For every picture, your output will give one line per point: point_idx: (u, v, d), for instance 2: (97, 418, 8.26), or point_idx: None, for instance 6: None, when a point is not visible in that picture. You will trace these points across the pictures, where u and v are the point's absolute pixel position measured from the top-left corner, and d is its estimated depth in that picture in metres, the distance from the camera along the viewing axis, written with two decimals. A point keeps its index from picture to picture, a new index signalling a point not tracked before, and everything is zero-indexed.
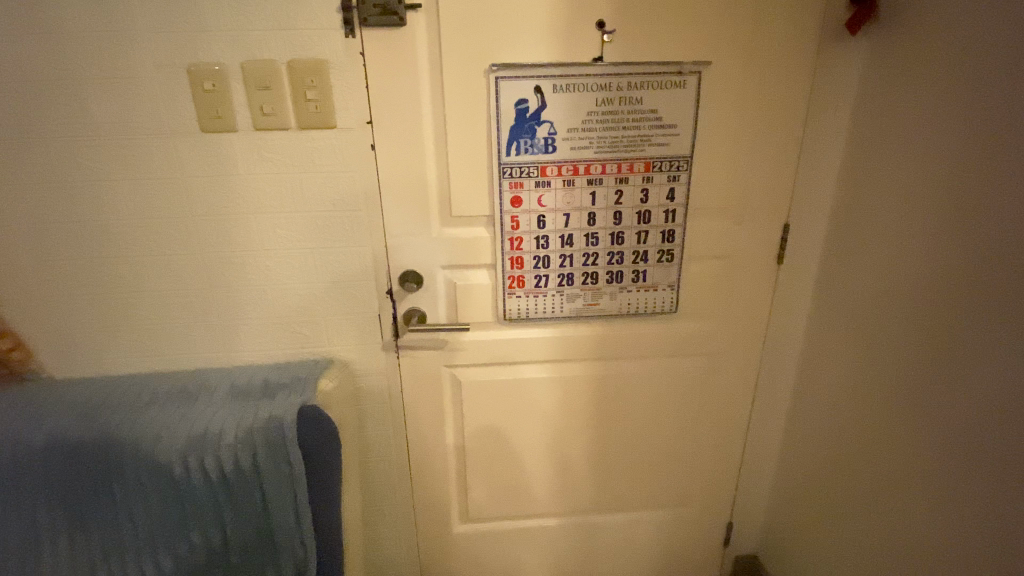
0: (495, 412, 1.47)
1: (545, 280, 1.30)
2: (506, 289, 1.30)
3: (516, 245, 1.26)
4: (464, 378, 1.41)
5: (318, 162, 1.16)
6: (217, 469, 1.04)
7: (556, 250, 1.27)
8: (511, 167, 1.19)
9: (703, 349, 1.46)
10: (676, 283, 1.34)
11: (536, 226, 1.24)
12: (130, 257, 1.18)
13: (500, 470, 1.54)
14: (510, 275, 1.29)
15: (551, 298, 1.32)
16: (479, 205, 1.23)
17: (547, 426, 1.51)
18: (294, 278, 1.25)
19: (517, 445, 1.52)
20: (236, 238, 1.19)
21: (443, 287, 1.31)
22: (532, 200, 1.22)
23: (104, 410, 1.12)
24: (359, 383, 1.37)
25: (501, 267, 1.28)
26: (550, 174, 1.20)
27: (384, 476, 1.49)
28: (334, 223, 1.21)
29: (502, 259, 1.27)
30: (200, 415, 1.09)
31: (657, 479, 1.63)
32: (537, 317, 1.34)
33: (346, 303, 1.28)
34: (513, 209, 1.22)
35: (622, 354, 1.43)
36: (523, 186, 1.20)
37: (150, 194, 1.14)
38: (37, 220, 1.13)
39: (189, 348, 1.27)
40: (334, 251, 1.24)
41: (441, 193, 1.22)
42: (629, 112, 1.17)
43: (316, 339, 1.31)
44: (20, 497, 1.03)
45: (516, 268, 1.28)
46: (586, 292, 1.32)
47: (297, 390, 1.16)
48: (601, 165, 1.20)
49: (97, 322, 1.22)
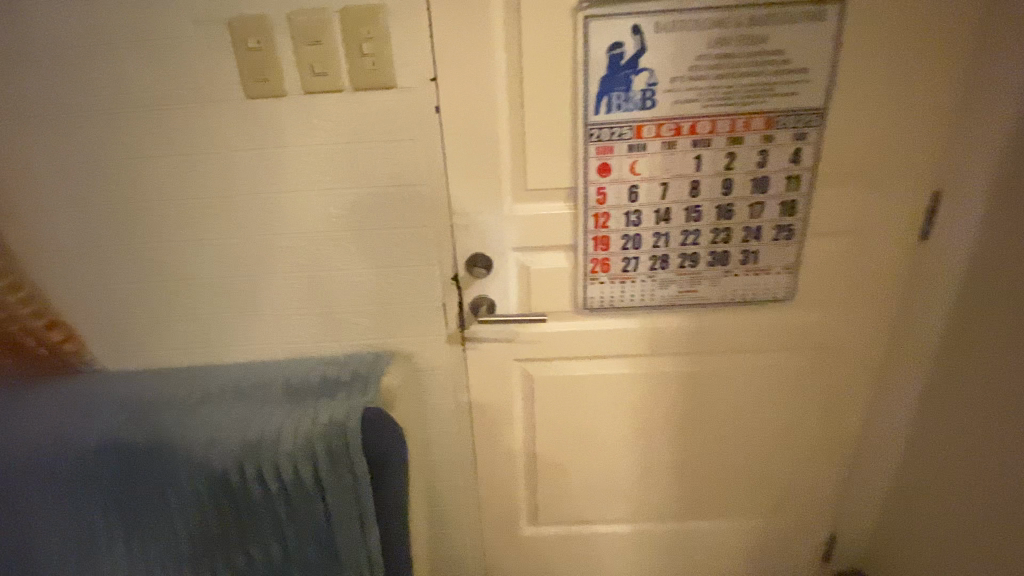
0: (569, 410, 1.30)
1: (635, 263, 1.11)
2: (588, 274, 1.12)
3: (603, 221, 1.07)
4: (536, 374, 1.25)
5: (374, 128, 1.00)
6: (275, 480, 0.93)
7: (649, 228, 1.07)
8: (600, 128, 1.00)
9: (817, 341, 1.24)
10: (793, 266, 1.12)
11: (626, 200, 1.05)
12: (174, 240, 1.08)
13: (572, 472, 1.40)
14: (593, 258, 1.11)
15: (642, 285, 1.13)
16: (559, 175, 1.05)
17: (626, 427, 1.34)
18: (351, 263, 1.12)
19: (591, 446, 1.36)
20: (288, 218, 1.07)
21: (515, 272, 1.14)
22: (623, 168, 1.03)
23: (159, 408, 1.04)
24: (423, 379, 1.23)
25: (583, 248, 1.10)
26: (647, 136, 1.00)
27: (447, 476, 1.37)
28: (393, 200, 1.06)
29: (584, 239, 1.09)
30: (256, 417, 0.99)
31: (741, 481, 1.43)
32: (623, 306, 1.16)
33: (409, 291, 1.15)
34: (599, 179, 1.04)
35: (718, 347, 1.23)
36: (613, 151, 1.01)
37: (192, 170, 1.02)
38: (77, 202, 1.04)
39: (243, 338, 1.17)
40: (393, 231, 1.09)
41: (514, 162, 1.05)
42: (750, 54, 0.95)
43: (375, 329, 1.18)
44: (74, 500, 0.97)
45: (601, 248, 1.10)
46: (683, 277, 1.12)
47: (358, 390, 1.04)
48: (710, 123, 0.99)
49: (146, 310, 1.13)
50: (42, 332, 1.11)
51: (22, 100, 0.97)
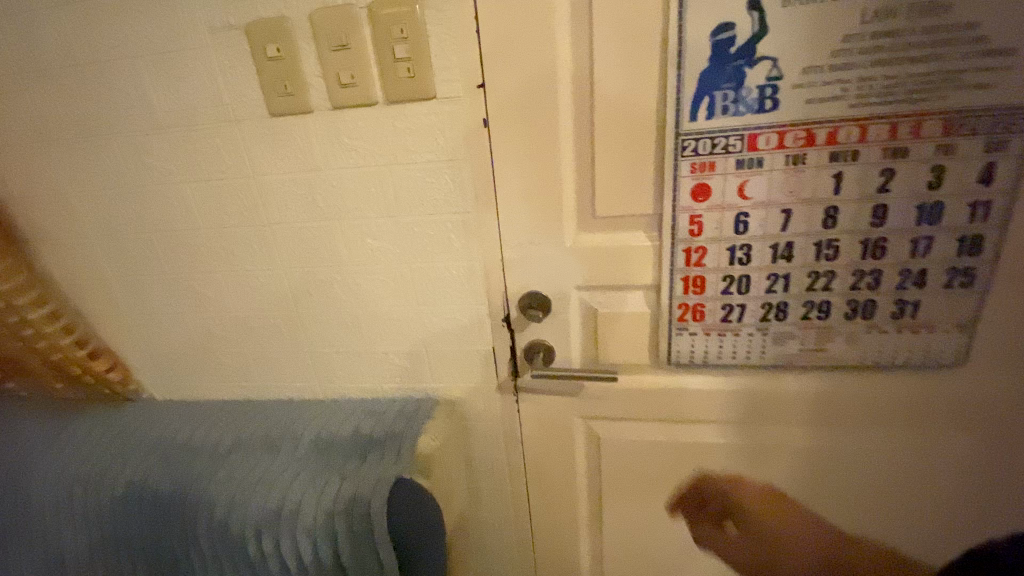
0: (644, 485, 1.05)
1: (737, 311, 0.87)
2: (674, 321, 0.89)
3: (696, 258, 0.84)
4: (604, 438, 1.02)
5: (411, 145, 0.84)
6: (295, 559, 0.82)
7: (760, 267, 0.83)
8: (698, 138, 0.77)
9: (1006, 426, 0.88)
10: (970, 323, 0.82)
11: (729, 231, 0.82)
12: (206, 271, 1.00)
13: (645, 562, 1.12)
14: (682, 302, 0.88)
15: (746, 337, 0.88)
16: (638, 198, 0.83)
17: (717, 514, 1.04)
18: (390, 300, 0.97)
19: (670, 532, 1.08)
20: (318, 248, 0.94)
21: (579, 316, 0.94)
22: (728, 191, 0.79)
23: (186, 453, 0.96)
24: (470, 433, 1.06)
25: (668, 290, 0.87)
26: (763, 148, 0.76)
27: (494, 546, 1.17)
28: (435, 231, 0.90)
29: (670, 278, 0.86)
30: (279, 478, 0.87)
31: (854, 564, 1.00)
32: (719, 363, 0.91)
33: (455, 333, 0.98)
34: (694, 205, 0.81)
35: (850, 421, 0.92)
36: (715, 168, 0.78)
37: (216, 195, 0.93)
38: (113, 229, 0.99)
39: (279, 376, 1.07)
40: (435, 266, 0.93)
41: (579, 182, 0.84)
42: (922, 31, 0.68)
43: (417, 374, 1.03)
44: (103, 545, 0.92)
45: (693, 291, 0.87)
46: (803, 330, 0.87)
47: (391, 453, 0.89)
48: (856, 129, 0.73)
49: (181, 341, 1.07)
50: (84, 362, 1.07)
51: (55, 125, 0.92)
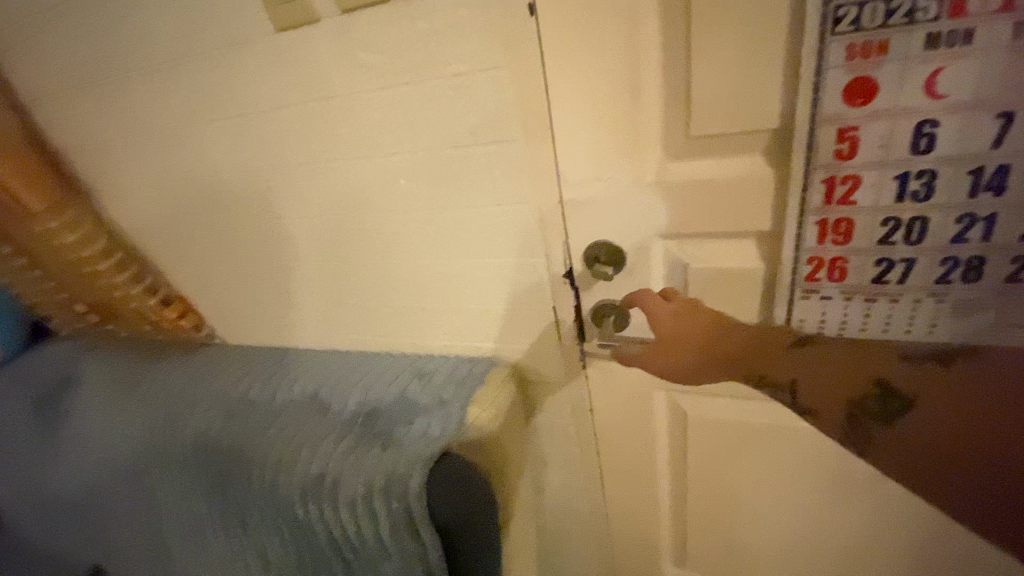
0: (743, 473, 0.86)
1: (899, 270, 0.60)
2: (800, 282, 0.65)
3: (842, 193, 0.58)
4: (693, 417, 0.84)
5: (440, 55, 0.67)
6: (338, 529, 0.78)
7: (945, 206, 0.55)
8: (860, 4, 0.49)
9: None
10: None
11: (900, 151, 0.54)
12: (249, 220, 0.94)
13: (745, 552, 0.95)
14: (814, 256, 0.63)
15: (910, 306, 0.62)
16: (756, 109, 0.58)
17: (844, 512, 0.83)
18: (433, 250, 0.84)
19: (775, 524, 0.90)
20: (353, 190, 0.82)
21: (661, 273, 0.73)
22: (906, 87, 0.52)
23: (244, 405, 0.96)
24: (532, 398, 0.94)
25: (794, 238, 0.63)
26: (977, 12, 0.47)
27: (566, 521, 1.06)
28: (479, 164, 0.73)
29: (798, 222, 0.62)
30: (322, 443, 0.82)
31: (830, 377, 0.67)
32: (863, 340, 0.66)
33: (508, 289, 0.83)
34: (846, 114, 0.54)
35: None
36: (888, 52, 0.51)
37: (244, 134, 0.84)
38: (162, 177, 0.96)
39: (331, 329, 1.01)
40: (482, 208, 0.77)
41: (666, 90, 0.61)
42: None
43: (469, 333, 0.90)
44: (180, 488, 0.96)
45: (832, 241, 0.61)
46: (1008, 299, 0.58)
47: (437, 423, 0.80)
48: None
49: (238, 291, 1.05)
50: (158, 311, 1.09)
51: (92, 68, 0.89)
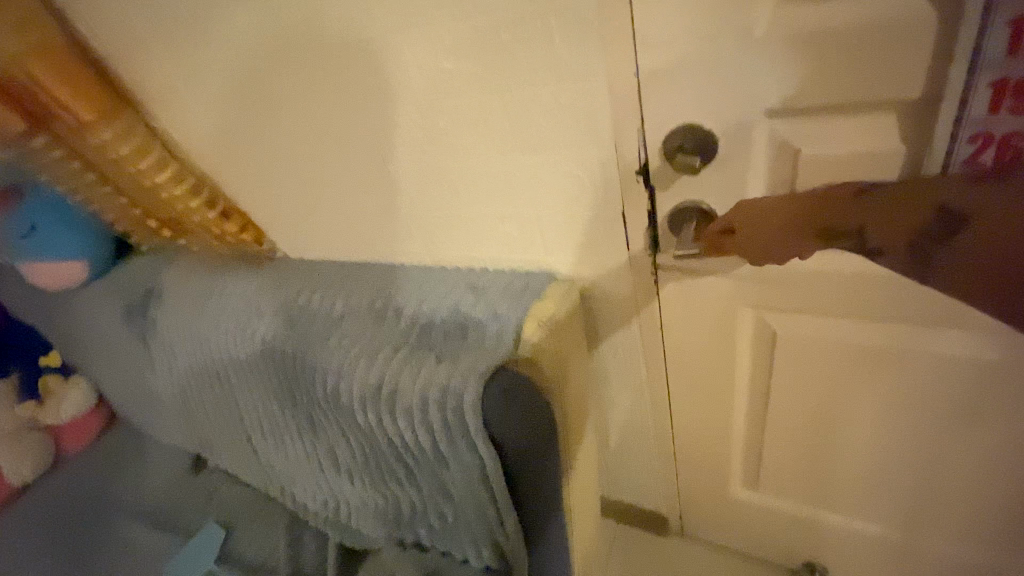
0: (838, 394, 0.76)
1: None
2: (955, 167, 0.52)
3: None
4: (783, 334, 0.74)
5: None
6: (399, 438, 0.78)
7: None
8: None
9: None
10: None
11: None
12: (292, 119, 0.88)
13: (831, 477, 0.87)
14: (979, 132, 0.50)
15: None
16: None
17: (962, 438, 0.72)
18: (484, 146, 0.74)
19: (870, 450, 0.80)
20: (397, 80, 0.74)
21: (759, 165, 0.61)
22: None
23: (304, 315, 0.96)
24: (594, 313, 0.86)
25: (954, 109, 0.50)
26: None
27: (629, 437, 1.02)
28: (537, 31, 0.61)
29: (966, 84, 0.48)
30: (378, 354, 0.81)
31: (899, 217, 0.56)
32: None
33: (569, 190, 0.73)
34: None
35: None
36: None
37: (276, 18, 0.77)
38: (203, 77, 0.92)
39: (383, 240, 0.97)
40: (540, 91, 0.66)
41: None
42: None
43: (526, 243, 0.83)
44: (255, 391, 1.02)
45: (1010, 110, 0.48)
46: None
47: (493, 336, 0.76)
48: None
49: (290, 199, 1.02)
50: (220, 223, 1.10)
51: None
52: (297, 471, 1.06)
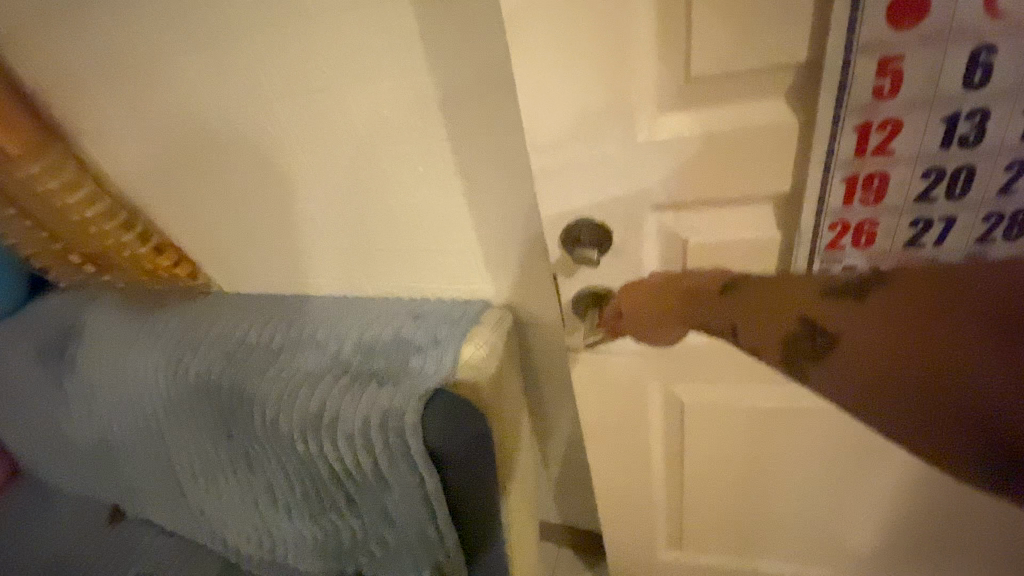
0: (738, 437, 0.83)
1: (932, 229, 0.59)
2: (820, 252, 0.62)
3: (876, 143, 0.55)
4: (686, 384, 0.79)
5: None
6: (341, 465, 0.80)
7: (990, 154, 0.53)
8: None
9: None
10: None
11: (948, 84, 0.50)
12: (233, 158, 0.91)
13: (739, 511, 0.93)
14: (837, 222, 0.60)
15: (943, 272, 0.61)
16: (771, 44, 0.52)
17: (840, 466, 0.81)
18: (422, 185, 0.82)
19: (768, 483, 0.87)
20: (344, 129, 0.80)
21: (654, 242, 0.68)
22: (964, 2, 0.46)
23: (242, 348, 0.96)
24: (526, 338, 0.94)
25: (820, 199, 0.59)
26: None
27: (562, 458, 1.09)
28: (480, 88, 0.72)
29: (825, 180, 0.58)
30: (320, 382, 0.83)
31: (768, 324, 0.68)
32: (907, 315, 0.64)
33: (500, 225, 0.82)
34: (892, 38, 0.49)
35: None
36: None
37: (222, 66, 0.81)
38: (141, 115, 0.93)
39: (323, 272, 1.00)
40: (480, 139, 0.75)
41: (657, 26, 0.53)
42: None
43: (463, 274, 0.90)
44: (187, 428, 0.99)
45: (861, 201, 0.59)
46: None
47: (432, 360, 0.81)
48: None
49: (228, 235, 1.03)
50: (151, 258, 1.08)
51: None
52: (229, 510, 1.02)
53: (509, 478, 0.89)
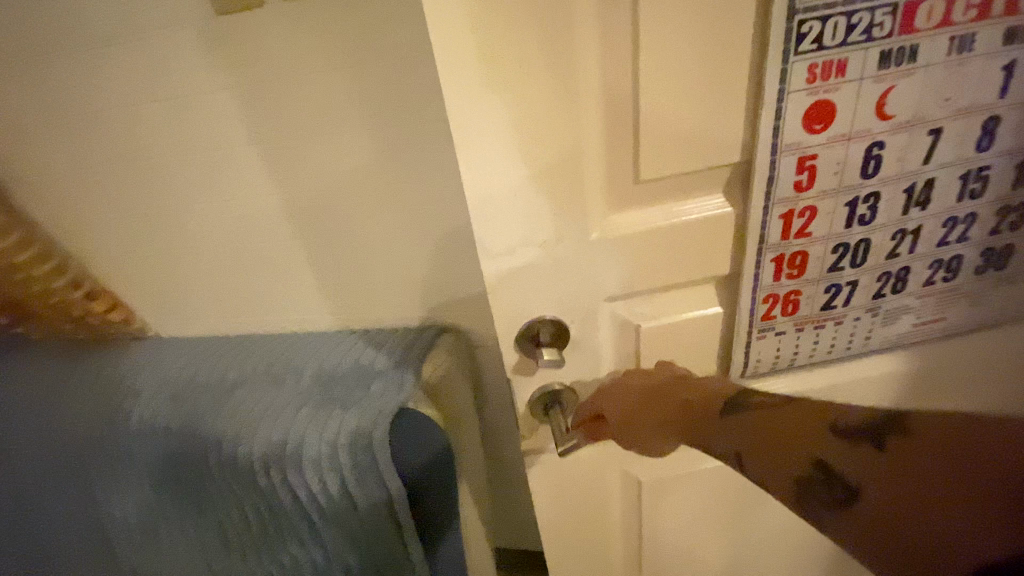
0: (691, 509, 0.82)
1: (845, 292, 0.61)
2: (757, 323, 0.62)
3: (798, 225, 0.55)
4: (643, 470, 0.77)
5: (400, 41, 0.77)
6: (305, 491, 0.82)
7: (885, 226, 0.56)
8: (816, 17, 0.44)
9: None
10: None
11: (854, 172, 0.52)
12: (186, 204, 0.94)
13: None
14: (768, 294, 0.60)
15: (856, 328, 0.64)
16: (720, 137, 0.50)
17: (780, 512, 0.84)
18: (380, 222, 0.92)
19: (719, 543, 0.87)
20: (306, 173, 0.88)
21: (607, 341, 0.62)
22: (862, 101, 0.48)
23: (191, 390, 0.96)
24: (476, 360, 1.03)
25: (752, 281, 0.58)
26: (925, 19, 0.45)
27: (510, 468, 1.19)
28: (432, 139, 0.84)
29: (755, 262, 0.57)
30: (282, 412, 0.86)
31: (778, 456, 0.44)
32: (815, 367, 0.68)
33: (451, 254, 0.94)
34: (806, 140, 0.50)
35: (935, 388, 0.74)
36: (846, 74, 0.47)
37: (183, 119, 0.86)
38: (83, 164, 0.93)
39: (277, 308, 1.04)
40: (430, 183, 0.87)
41: (610, 113, 0.48)
42: None
43: (417, 301, 0.99)
44: (121, 482, 0.93)
45: (787, 276, 0.58)
46: (926, 303, 0.64)
47: (392, 384, 0.86)
48: None
49: (175, 278, 1.04)
50: (83, 304, 1.05)
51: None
52: (174, 565, 0.97)
53: (466, 488, 0.96)
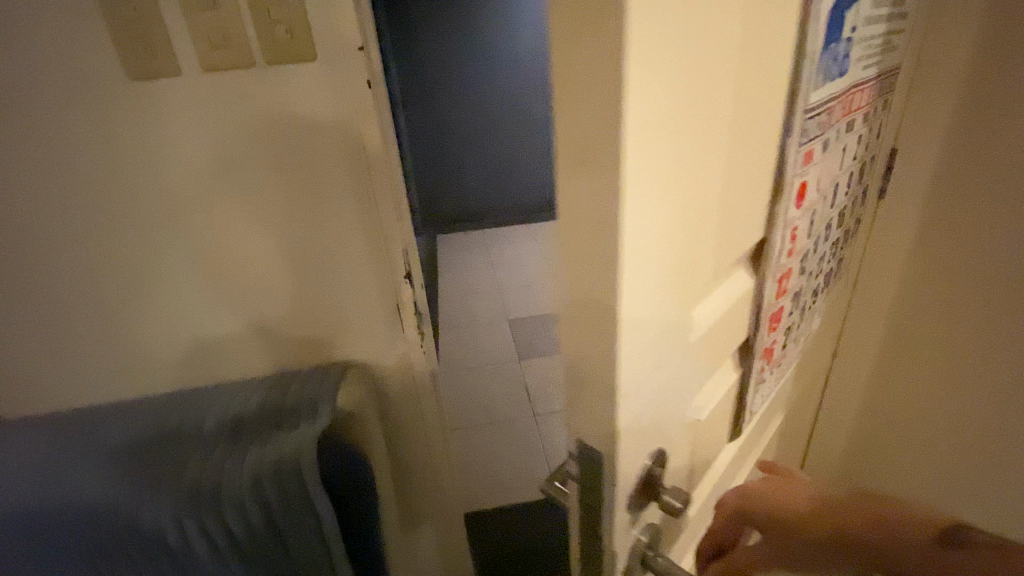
0: None
1: (789, 329, 0.76)
2: (756, 376, 0.69)
3: (782, 283, 0.66)
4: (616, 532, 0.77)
5: (315, 114, 0.86)
6: (222, 534, 0.82)
7: (807, 272, 0.75)
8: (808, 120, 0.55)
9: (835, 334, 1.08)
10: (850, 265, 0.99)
11: (802, 236, 0.67)
12: (63, 264, 0.90)
13: None
14: (762, 349, 0.68)
15: (789, 350, 0.80)
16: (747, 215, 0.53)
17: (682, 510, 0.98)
18: (289, 274, 0.97)
19: None
20: (211, 230, 0.91)
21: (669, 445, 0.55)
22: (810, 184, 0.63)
23: (52, 463, 0.84)
24: (382, 392, 1.11)
25: (760, 339, 0.65)
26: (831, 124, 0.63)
27: (419, 500, 1.26)
28: (343, 200, 0.92)
29: (762, 326, 0.64)
30: (189, 459, 0.84)
31: None
32: (770, 391, 0.80)
33: (360, 299, 1.01)
34: (795, 212, 0.61)
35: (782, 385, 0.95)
36: (811, 159, 0.61)
37: (70, 178, 0.84)
38: None
39: (164, 365, 1.00)
40: (339, 239, 0.96)
41: (706, 201, 0.43)
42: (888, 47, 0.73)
43: (327, 346, 1.04)
44: None
45: (773, 327, 0.68)
46: (810, 319, 0.86)
47: (308, 416, 0.91)
48: (862, 98, 0.71)
49: (38, 347, 0.95)
50: None
51: None
52: None
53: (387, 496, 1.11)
